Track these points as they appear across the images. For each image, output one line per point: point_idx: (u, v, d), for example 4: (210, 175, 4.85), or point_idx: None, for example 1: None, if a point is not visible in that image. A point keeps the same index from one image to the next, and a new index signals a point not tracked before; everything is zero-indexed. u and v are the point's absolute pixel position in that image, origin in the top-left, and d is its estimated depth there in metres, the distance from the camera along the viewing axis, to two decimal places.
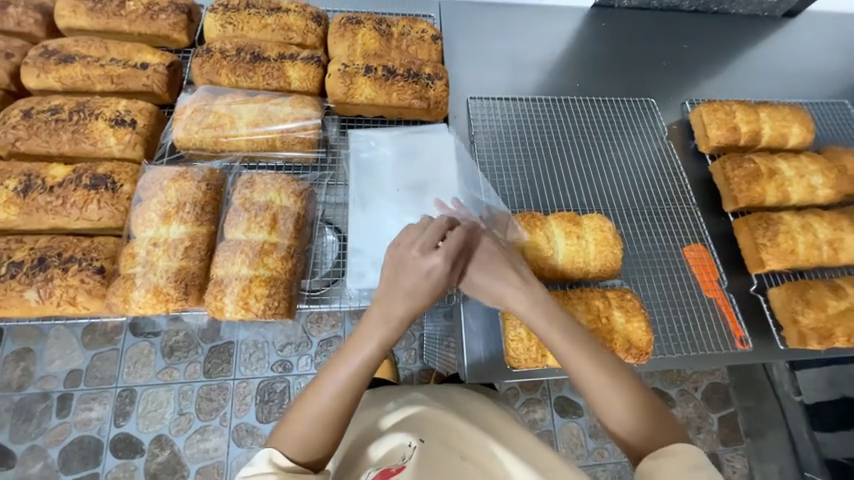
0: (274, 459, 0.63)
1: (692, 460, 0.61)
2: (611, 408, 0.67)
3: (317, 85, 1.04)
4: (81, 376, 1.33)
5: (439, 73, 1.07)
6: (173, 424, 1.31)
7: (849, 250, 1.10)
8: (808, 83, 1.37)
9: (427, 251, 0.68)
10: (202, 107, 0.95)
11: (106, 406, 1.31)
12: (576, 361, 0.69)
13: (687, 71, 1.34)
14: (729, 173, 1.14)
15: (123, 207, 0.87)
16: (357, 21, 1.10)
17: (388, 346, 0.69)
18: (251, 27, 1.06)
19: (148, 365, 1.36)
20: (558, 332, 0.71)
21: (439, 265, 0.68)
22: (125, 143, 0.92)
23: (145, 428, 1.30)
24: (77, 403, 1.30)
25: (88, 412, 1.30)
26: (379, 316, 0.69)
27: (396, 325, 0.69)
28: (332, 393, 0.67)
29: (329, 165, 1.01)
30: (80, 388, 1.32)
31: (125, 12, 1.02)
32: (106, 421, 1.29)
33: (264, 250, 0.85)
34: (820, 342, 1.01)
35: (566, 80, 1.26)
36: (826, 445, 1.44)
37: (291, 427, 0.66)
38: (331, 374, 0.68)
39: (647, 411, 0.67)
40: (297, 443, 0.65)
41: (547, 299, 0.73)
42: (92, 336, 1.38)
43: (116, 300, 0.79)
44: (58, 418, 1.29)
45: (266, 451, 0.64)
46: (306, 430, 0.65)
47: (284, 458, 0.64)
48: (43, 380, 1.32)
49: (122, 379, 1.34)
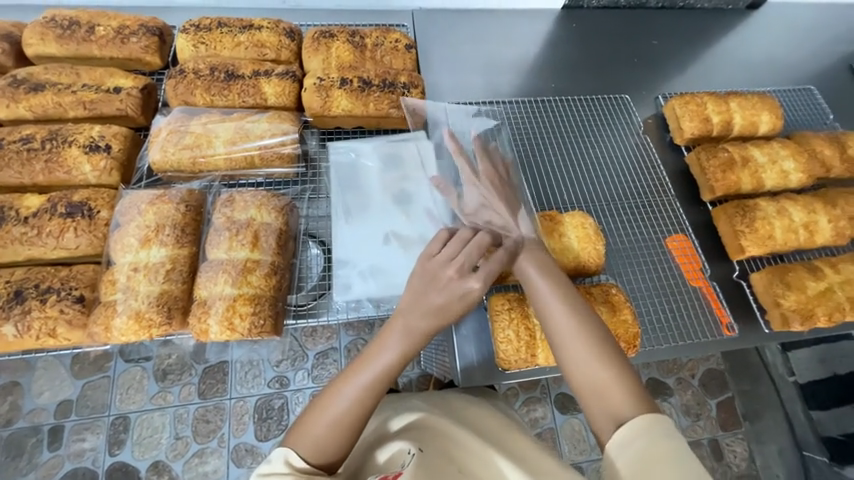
0: (289, 461, 0.64)
1: (663, 431, 0.60)
2: (598, 390, 0.67)
3: (293, 100, 1.04)
4: (72, 406, 1.30)
5: (414, 81, 1.07)
6: (170, 449, 1.29)
7: (825, 231, 1.13)
8: (775, 72, 1.42)
9: (465, 273, 0.74)
10: (178, 128, 0.95)
11: (99, 436, 1.28)
12: (574, 346, 0.71)
13: (658, 66, 1.37)
14: (704, 163, 1.16)
15: (101, 233, 0.86)
16: (330, 34, 1.10)
17: (408, 357, 0.72)
18: (224, 46, 1.06)
19: (140, 391, 1.33)
20: (568, 318, 0.73)
21: (475, 288, 0.74)
22: (100, 169, 0.91)
23: (140, 455, 1.27)
24: (69, 434, 1.27)
25: (81, 443, 1.27)
26: (403, 329, 0.71)
27: (417, 338, 0.71)
28: (352, 399, 0.68)
29: (309, 179, 1.01)
30: (71, 419, 1.29)
31: (95, 37, 1.02)
32: (100, 450, 1.27)
33: (248, 268, 0.84)
34: (802, 323, 1.03)
35: (540, 81, 1.29)
36: (822, 423, 1.48)
37: (307, 428, 0.67)
38: (351, 378, 0.69)
39: (643, 406, 0.65)
40: (311, 447, 0.66)
41: (566, 289, 0.77)
42: (81, 365, 1.35)
43: (98, 329, 0.78)
44: (50, 451, 1.26)
45: (282, 451, 0.65)
46: (321, 434, 0.66)
47: (299, 459, 0.65)
48: (32, 413, 1.29)
49: (115, 406, 1.31)
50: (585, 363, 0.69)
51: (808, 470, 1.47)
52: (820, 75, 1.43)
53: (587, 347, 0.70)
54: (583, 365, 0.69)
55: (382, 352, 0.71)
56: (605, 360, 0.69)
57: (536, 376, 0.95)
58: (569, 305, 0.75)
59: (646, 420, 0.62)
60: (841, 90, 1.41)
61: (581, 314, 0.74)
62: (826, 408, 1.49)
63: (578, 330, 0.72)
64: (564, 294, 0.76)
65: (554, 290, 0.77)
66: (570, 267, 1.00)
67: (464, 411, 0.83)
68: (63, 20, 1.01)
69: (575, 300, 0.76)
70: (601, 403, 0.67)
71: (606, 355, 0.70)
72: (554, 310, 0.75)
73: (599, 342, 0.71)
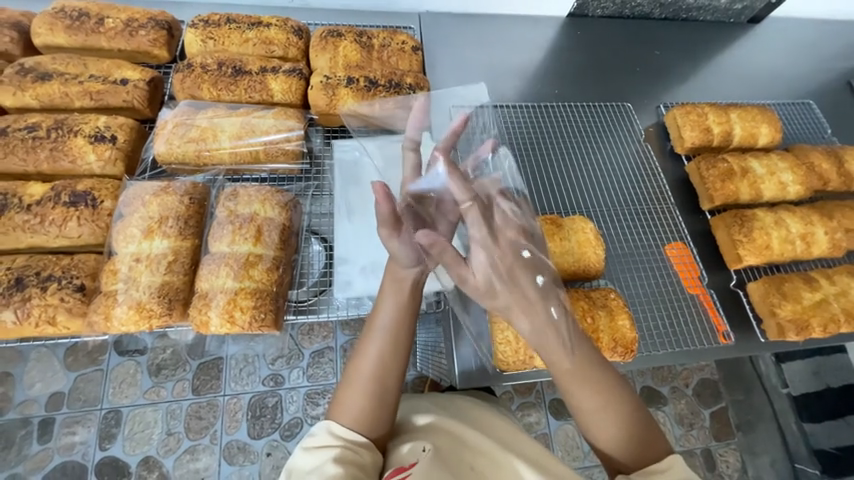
0: (334, 432, 0.69)
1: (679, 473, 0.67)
2: (606, 438, 0.71)
3: (299, 98, 1.05)
4: (64, 398, 1.29)
5: (420, 83, 1.08)
6: (162, 444, 1.28)
7: (821, 243, 1.14)
8: (774, 85, 1.44)
9: (394, 232, 0.74)
10: (184, 121, 0.95)
11: (91, 429, 1.27)
12: (579, 398, 0.72)
13: (660, 76, 1.39)
14: (704, 173, 1.18)
15: (104, 223, 0.86)
16: (338, 34, 1.11)
17: (404, 311, 0.76)
18: (232, 41, 1.07)
19: (134, 385, 1.33)
20: (572, 372, 0.71)
21: (401, 247, 0.75)
22: (105, 159, 0.91)
23: (132, 450, 1.26)
24: (60, 427, 1.26)
25: (72, 436, 1.26)
26: (389, 278, 0.77)
27: (407, 293, 0.76)
28: (376, 362, 0.73)
29: (313, 176, 1.01)
30: (62, 412, 1.28)
31: (103, 29, 1.02)
32: (91, 444, 1.26)
33: (249, 262, 0.84)
34: (798, 333, 1.04)
35: (545, 87, 1.30)
36: (814, 436, 1.51)
37: (345, 402, 0.72)
38: (370, 337, 0.75)
39: (638, 440, 0.70)
40: (353, 417, 0.71)
41: (575, 341, 0.72)
42: (75, 357, 1.34)
43: (97, 318, 0.77)
44: (40, 444, 1.25)
45: (325, 425, 0.71)
46: (359, 404, 0.71)
47: (341, 428, 0.70)
48: (23, 405, 1.28)
49: (107, 400, 1.30)
50: (597, 416, 0.71)
51: None
52: (819, 90, 1.45)
53: (600, 400, 0.71)
54: (597, 419, 0.71)
55: (379, 316, 0.76)
56: (619, 412, 0.71)
57: (530, 379, 0.96)
58: (582, 360, 0.72)
59: (666, 461, 0.69)
60: (840, 106, 1.43)
61: (587, 366, 0.72)
62: (819, 420, 1.52)
63: (592, 387, 0.71)
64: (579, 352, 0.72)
65: (565, 345, 0.71)
66: (569, 271, 1.01)
67: (472, 411, 0.82)
68: (72, 11, 1.02)
69: (589, 354, 0.73)
70: (610, 449, 0.71)
71: (616, 401, 0.72)
72: (569, 369, 0.71)
73: (611, 393, 0.72)
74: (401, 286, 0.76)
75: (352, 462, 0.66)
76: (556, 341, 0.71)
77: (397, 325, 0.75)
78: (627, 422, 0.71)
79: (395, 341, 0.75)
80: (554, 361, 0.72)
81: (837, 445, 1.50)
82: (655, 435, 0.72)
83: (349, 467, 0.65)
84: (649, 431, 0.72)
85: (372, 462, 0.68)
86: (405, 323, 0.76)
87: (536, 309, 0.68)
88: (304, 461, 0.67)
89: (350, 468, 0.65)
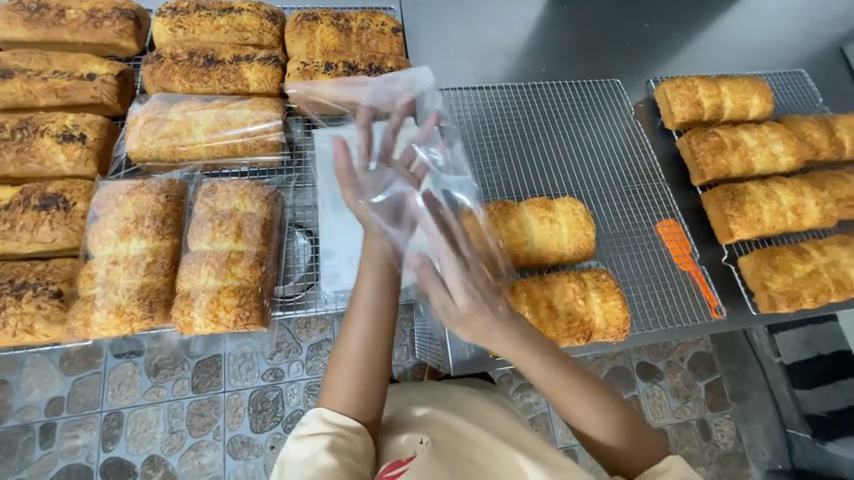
0: (326, 420, 0.68)
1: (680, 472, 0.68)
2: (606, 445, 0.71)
3: (276, 86, 1.01)
4: (63, 403, 1.28)
5: (401, 66, 1.05)
6: (165, 443, 1.28)
7: (812, 214, 1.13)
8: (765, 55, 1.40)
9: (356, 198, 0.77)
10: (156, 116, 0.91)
11: (92, 432, 1.26)
12: (572, 410, 0.71)
13: (649, 50, 1.35)
14: (695, 147, 1.16)
15: (78, 226, 0.83)
16: (314, 17, 1.07)
17: (384, 296, 0.74)
18: (202, 29, 1.02)
19: (133, 386, 1.31)
20: (558, 386, 0.71)
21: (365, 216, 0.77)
22: (75, 159, 0.88)
23: (135, 450, 1.26)
24: (61, 431, 1.26)
25: (75, 440, 1.25)
26: (366, 256, 0.76)
27: (386, 274, 0.74)
28: (360, 347, 0.71)
29: (295, 168, 0.98)
30: (62, 416, 1.27)
31: (65, 21, 0.97)
32: (94, 446, 1.25)
33: (231, 259, 0.82)
34: (789, 304, 1.04)
35: (532, 65, 1.26)
36: (805, 401, 1.53)
37: (334, 387, 0.71)
38: (353, 320, 0.73)
39: (638, 441, 0.71)
40: (344, 402, 0.69)
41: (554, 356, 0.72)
42: (71, 361, 1.33)
43: (77, 325, 0.75)
44: (42, 449, 1.24)
45: (316, 412, 0.69)
46: (348, 386, 0.70)
47: (334, 415, 0.68)
48: (23, 411, 1.27)
49: (107, 402, 1.29)
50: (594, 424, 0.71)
51: (792, 445, 1.51)
52: (811, 58, 1.42)
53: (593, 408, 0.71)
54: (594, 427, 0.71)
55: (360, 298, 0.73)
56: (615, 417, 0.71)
57: None
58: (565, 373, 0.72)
59: (666, 461, 0.69)
60: (832, 74, 1.40)
61: (572, 378, 0.72)
62: (809, 386, 1.54)
63: (583, 396, 0.71)
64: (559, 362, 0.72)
65: (544, 363, 0.71)
66: (560, 255, 1.00)
67: (468, 404, 0.82)
68: (30, 2, 0.96)
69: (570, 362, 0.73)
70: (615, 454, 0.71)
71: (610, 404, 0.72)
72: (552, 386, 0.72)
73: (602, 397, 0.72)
74: (376, 262, 0.75)
75: (344, 449, 0.65)
76: (535, 358, 0.70)
77: (377, 305, 0.73)
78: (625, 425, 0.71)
79: (377, 326, 0.72)
80: (538, 379, 0.72)
81: (829, 409, 1.50)
82: (651, 434, 0.73)
83: (342, 456, 0.64)
84: (646, 431, 0.73)
85: (364, 449, 0.67)
86: (386, 298, 0.74)
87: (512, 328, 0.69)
88: (297, 450, 0.66)
89: (344, 457, 0.64)
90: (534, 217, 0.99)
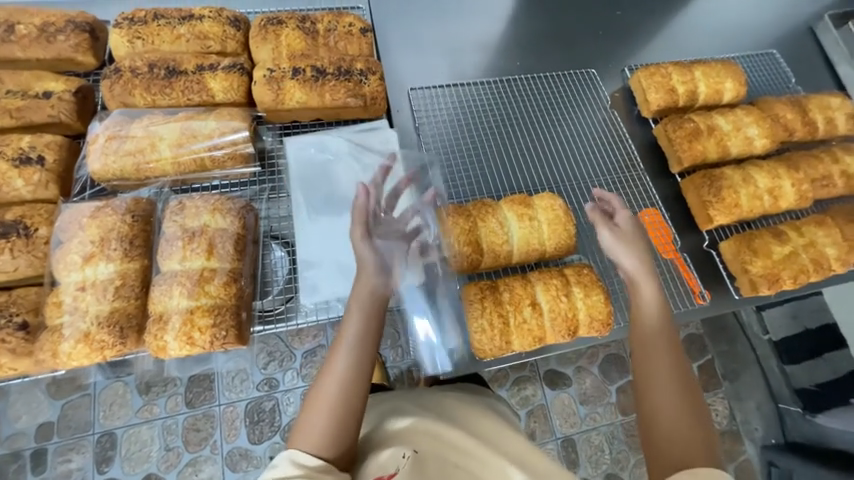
0: (295, 461, 0.62)
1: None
2: (665, 413, 0.68)
3: (243, 95, 0.98)
4: (54, 427, 1.25)
5: (371, 67, 1.03)
6: (162, 460, 1.26)
7: (789, 195, 1.14)
8: (737, 37, 1.41)
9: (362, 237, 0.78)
10: (117, 133, 0.88)
11: (86, 455, 1.24)
12: (649, 360, 0.73)
13: (623, 38, 1.34)
14: (671, 134, 1.16)
15: (41, 252, 0.80)
16: (279, 21, 1.03)
17: (371, 328, 0.73)
18: (162, 39, 0.98)
19: (125, 406, 1.29)
20: (655, 337, 0.76)
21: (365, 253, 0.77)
22: (34, 183, 0.85)
23: (132, 470, 1.24)
24: (54, 456, 1.23)
25: (68, 463, 1.23)
26: (353, 293, 0.75)
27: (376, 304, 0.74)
28: (341, 379, 0.68)
29: (267, 177, 0.96)
30: (54, 441, 1.24)
31: (15, 37, 0.93)
32: (88, 469, 1.23)
33: (204, 278, 0.80)
34: (770, 287, 1.05)
35: (506, 59, 1.25)
36: (795, 376, 1.52)
37: (310, 424, 0.66)
38: (337, 350, 0.70)
39: (693, 437, 0.65)
40: (319, 441, 0.65)
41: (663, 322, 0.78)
42: (59, 385, 1.29)
43: (45, 356, 0.73)
44: (35, 475, 1.21)
45: (286, 453, 0.64)
46: (323, 425, 0.66)
47: (306, 457, 0.63)
48: (12, 439, 1.24)
49: (99, 423, 1.27)
50: (664, 389, 0.70)
51: (783, 420, 1.51)
52: (782, 39, 1.42)
53: (671, 380, 0.70)
54: (662, 396, 0.69)
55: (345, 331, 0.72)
56: (684, 405, 0.68)
57: (516, 361, 0.97)
58: (662, 333, 0.76)
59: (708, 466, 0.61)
60: (803, 53, 1.41)
61: (664, 342, 0.75)
62: (797, 361, 1.53)
63: (668, 362, 0.72)
64: (667, 333, 0.76)
65: (656, 316, 0.78)
66: (541, 252, 1.00)
67: (457, 409, 0.81)
68: None
69: (677, 345, 0.75)
70: (663, 436, 0.66)
71: (691, 404, 0.69)
72: (644, 336, 0.76)
73: (686, 387, 0.70)
74: (363, 297, 0.74)
75: None
76: (647, 301, 0.80)
77: (363, 339, 0.71)
78: (690, 428, 0.66)
79: (360, 356, 0.70)
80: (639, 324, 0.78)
81: (818, 382, 1.49)
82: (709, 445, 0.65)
83: None
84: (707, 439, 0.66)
85: None
86: (370, 335, 0.72)
87: (649, 282, 0.82)
88: None
89: None
90: (514, 215, 0.99)
